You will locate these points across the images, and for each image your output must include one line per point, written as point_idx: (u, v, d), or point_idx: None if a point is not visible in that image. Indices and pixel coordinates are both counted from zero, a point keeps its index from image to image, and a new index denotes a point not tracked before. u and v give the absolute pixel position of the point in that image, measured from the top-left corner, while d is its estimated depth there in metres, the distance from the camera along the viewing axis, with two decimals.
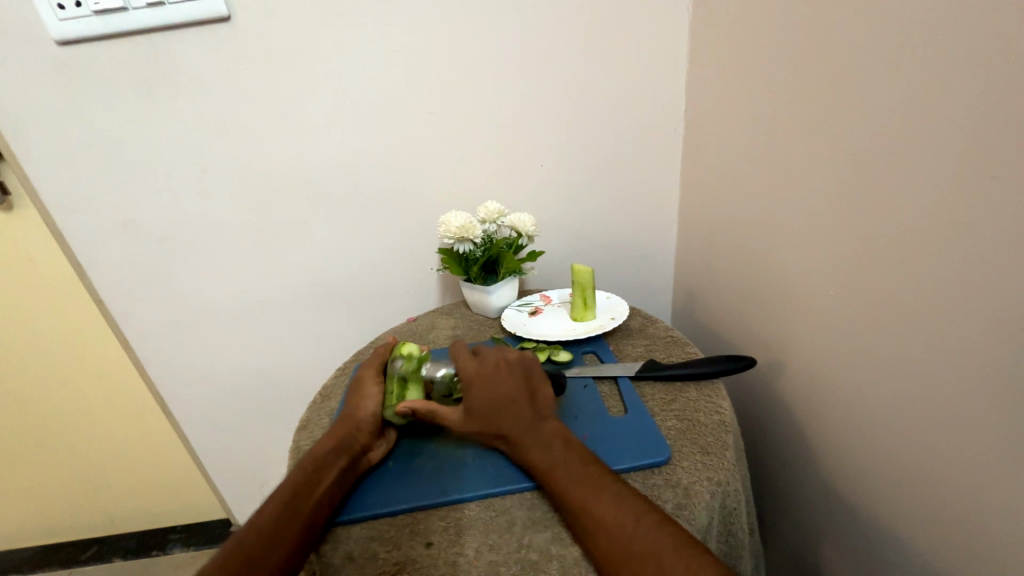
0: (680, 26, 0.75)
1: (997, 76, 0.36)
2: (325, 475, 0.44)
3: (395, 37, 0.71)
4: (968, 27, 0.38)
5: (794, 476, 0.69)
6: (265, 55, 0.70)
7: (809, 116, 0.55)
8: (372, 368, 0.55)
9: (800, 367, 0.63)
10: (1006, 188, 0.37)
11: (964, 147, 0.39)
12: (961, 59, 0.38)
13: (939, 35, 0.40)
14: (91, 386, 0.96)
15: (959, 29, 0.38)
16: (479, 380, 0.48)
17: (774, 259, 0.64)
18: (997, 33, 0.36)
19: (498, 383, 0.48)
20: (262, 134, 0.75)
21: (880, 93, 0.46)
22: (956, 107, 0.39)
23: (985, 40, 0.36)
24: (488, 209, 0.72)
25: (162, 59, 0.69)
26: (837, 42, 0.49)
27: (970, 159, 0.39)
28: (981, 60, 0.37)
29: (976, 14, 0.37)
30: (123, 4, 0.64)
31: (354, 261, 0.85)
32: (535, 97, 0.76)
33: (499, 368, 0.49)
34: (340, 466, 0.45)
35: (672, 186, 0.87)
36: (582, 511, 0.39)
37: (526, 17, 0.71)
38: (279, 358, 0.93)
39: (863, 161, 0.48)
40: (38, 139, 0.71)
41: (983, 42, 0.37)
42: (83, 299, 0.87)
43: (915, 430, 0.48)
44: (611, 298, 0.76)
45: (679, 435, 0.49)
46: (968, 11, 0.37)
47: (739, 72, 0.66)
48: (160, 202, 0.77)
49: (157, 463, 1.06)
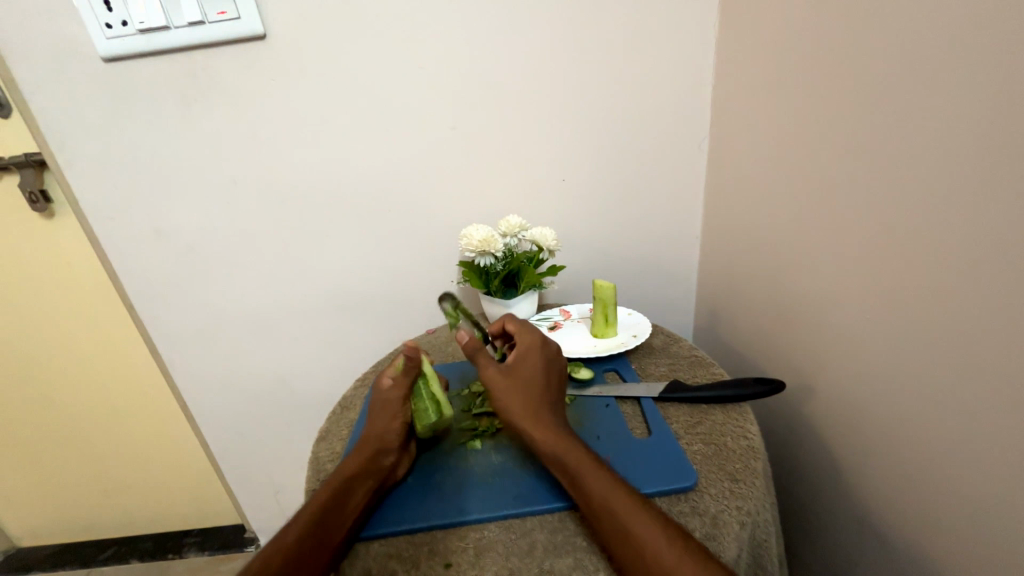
0: (706, 42, 0.74)
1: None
2: (355, 491, 0.44)
3: (422, 55, 0.72)
4: (1011, 43, 0.36)
5: (824, 506, 0.66)
6: (296, 72, 0.72)
7: (839, 132, 0.53)
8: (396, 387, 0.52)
9: (829, 392, 0.61)
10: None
11: (1007, 168, 0.37)
12: (1004, 75, 0.36)
13: (982, 51, 0.38)
14: (118, 389, 0.98)
15: (1001, 46, 0.36)
16: (534, 356, 0.52)
17: (801, 280, 0.63)
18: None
19: (540, 357, 0.52)
20: (291, 147, 0.77)
21: (916, 110, 0.44)
22: (999, 126, 0.37)
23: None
24: (509, 222, 0.72)
25: (199, 76, 0.71)
26: (868, 58, 0.48)
27: (1015, 180, 0.37)
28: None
29: (1019, 29, 0.35)
30: (165, 23, 0.66)
31: (375, 271, 0.86)
32: (558, 113, 0.77)
33: (540, 344, 0.53)
34: (368, 486, 0.44)
35: (695, 202, 0.85)
36: (595, 498, 0.40)
37: (551, 34, 0.72)
38: (299, 365, 0.94)
39: (897, 180, 0.46)
40: (81, 151, 0.75)
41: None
42: (114, 304, 0.89)
43: (954, 465, 0.45)
44: (633, 314, 0.75)
45: (705, 460, 0.48)
46: (1012, 26, 0.35)
47: (764, 87, 0.65)
48: (192, 211, 0.80)
49: (177, 466, 1.07)
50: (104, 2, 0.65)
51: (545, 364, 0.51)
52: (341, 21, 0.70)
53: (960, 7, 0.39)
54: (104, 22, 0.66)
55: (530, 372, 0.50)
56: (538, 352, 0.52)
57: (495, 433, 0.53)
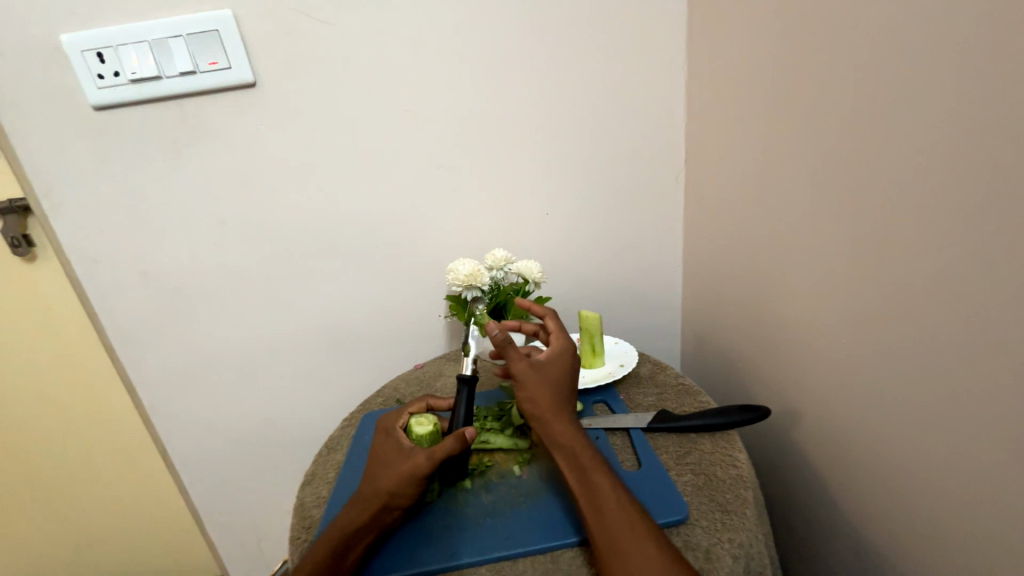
0: (677, 84, 0.79)
1: (998, 132, 0.37)
2: (354, 546, 0.44)
3: (408, 99, 0.75)
4: (960, 86, 0.39)
5: (819, 532, 0.65)
6: (284, 117, 0.74)
7: (810, 165, 0.56)
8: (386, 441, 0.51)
9: (815, 416, 0.62)
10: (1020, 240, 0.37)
11: (970, 199, 0.40)
12: (956, 115, 0.40)
13: (935, 92, 0.41)
14: (94, 436, 0.93)
15: (952, 89, 0.40)
16: (559, 363, 0.52)
17: (780, 306, 0.65)
18: (993, 92, 0.37)
19: (568, 364, 0.52)
20: (279, 188, 0.78)
21: (880, 146, 0.47)
22: (958, 161, 0.40)
23: (980, 98, 0.38)
24: (495, 255, 0.73)
25: (189, 121, 0.73)
26: (831, 99, 0.52)
27: (978, 210, 0.39)
28: (977, 117, 0.38)
29: (967, 74, 0.38)
30: (157, 74, 0.68)
31: (362, 307, 0.86)
32: (539, 151, 0.80)
33: (571, 352, 0.52)
34: (366, 543, 0.44)
35: (675, 232, 0.88)
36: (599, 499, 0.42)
37: (531, 79, 0.76)
38: (284, 405, 0.92)
39: (869, 210, 0.49)
40: (67, 195, 0.75)
41: (979, 99, 0.38)
42: (94, 347, 0.85)
43: (942, 484, 0.46)
44: (619, 343, 0.76)
45: (695, 491, 0.48)
46: (959, 72, 0.39)
47: (735, 125, 0.69)
48: (177, 252, 0.80)
49: (153, 516, 1.02)
50: (97, 54, 0.67)
51: (571, 375, 0.52)
52: (329, 69, 0.73)
53: (910, 55, 0.42)
54: (96, 73, 0.68)
55: (558, 377, 0.51)
56: (566, 358, 0.52)
57: (484, 471, 0.53)
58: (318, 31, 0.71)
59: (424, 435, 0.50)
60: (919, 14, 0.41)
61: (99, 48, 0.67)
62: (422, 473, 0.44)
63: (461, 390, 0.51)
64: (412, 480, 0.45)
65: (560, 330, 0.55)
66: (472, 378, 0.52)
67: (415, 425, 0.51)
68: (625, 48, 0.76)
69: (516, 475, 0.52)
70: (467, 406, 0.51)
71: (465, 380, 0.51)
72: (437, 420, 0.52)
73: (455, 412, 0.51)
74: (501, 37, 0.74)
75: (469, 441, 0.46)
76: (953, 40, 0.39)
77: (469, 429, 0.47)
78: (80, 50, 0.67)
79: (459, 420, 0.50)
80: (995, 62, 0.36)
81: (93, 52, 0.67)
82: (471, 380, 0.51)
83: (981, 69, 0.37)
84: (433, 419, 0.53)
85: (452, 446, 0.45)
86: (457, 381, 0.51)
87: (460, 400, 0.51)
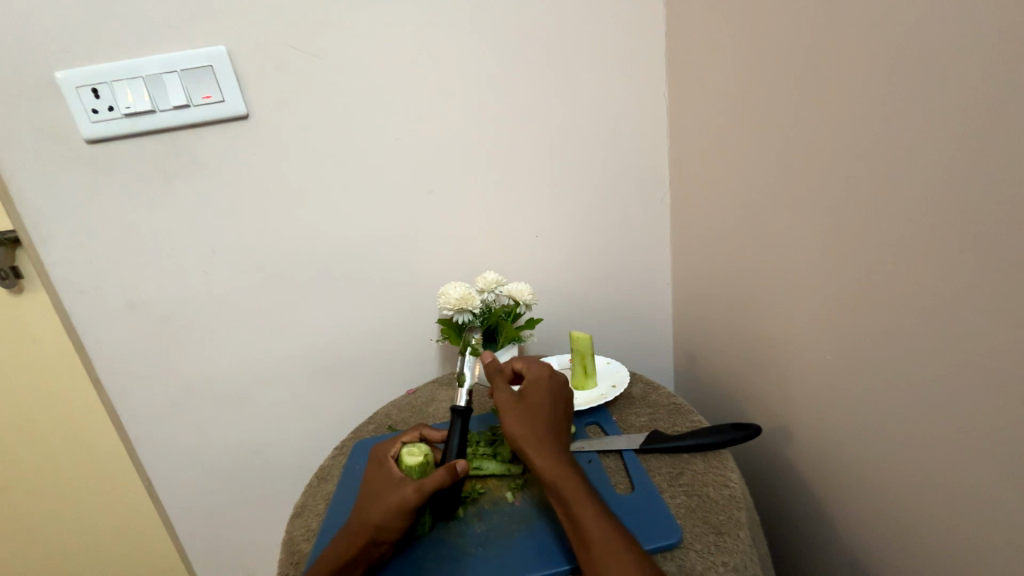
0: (659, 110, 0.82)
1: (973, 151, 0.39)
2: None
3: (398, 128, 0.77)
4: (934, 109, 0.41)
5: (816, 552, 0.65)
6: (276, 146, 0.76)
7: (793, 186, 0.58)
8: (376, 472, 0.50)
9: (808, 432, 0.62)
10: (1001, 252, 0.38)
11: (950, 214, 0.41)
12: (933, 136, 0.42)
13: (910, 115, 0.43)
14: (74, 474, 0.89)
15: (927, 112, 0.42)
16: (538, 390, 0.52)
17: (769, 323, 0.66)
18: (966, 115, 0.39)
19: (548, 390, 0.52)
20: (269, 216, 0.79)
21: (862, 166, 0.49)
22: (937, 179, 0.42)
23: (953, 120, 0.40)
24: (486, 278, 0.74)
25: (182, 153, 0.74)
26: (812, 122, 0.54)
27: (958, 224, 0.41)
28: (953, 137, 0.40)
29: (940, 98, 0.41)
30: (151, 107, 0.70)
31: (353, 332, 0.86)
32: (527, 176, 0.82)
33: (548, 379, 0.53)
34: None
35: (663, 252, 0.90)
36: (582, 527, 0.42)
37: (518, 107, 0.79)
38: (273, 434, 0.90)
39: (854, 226, 0.51)
40: (57, 227, 0.75)
41: (952, 120, 0.40)
42: (79, 381, 0.82)
43: (934, 497, 0.47)
44: (611, 363, 0.76)
45: (689, 513, 0.47)
46: (931, 96, 0.41)
47: (718, 149, 0.72)
48: (167, 281, 0.80)
49: (135, 557, 0.97)
50: (92, 89, 0.69)
51: (555, 400, 0.52)
52: (320, 101, 0.75)
53: (885, 81, 0.45)
54: (91, 108, 0.70)
55: (540, 400, 0.51)
56: (545, 385, 0.53)
57: (476, 498, 0.53)
58: (311, 65, 0.73)
59: (414, 465, 0.49)
60: (890, 44, 0.44)
61: (95, 83, 0.68)
62: (409, 507, 0.44)
63: (455, 423, 0.50)
64: (401, 514, 0.44)
65: (539, 361, 0.56)
66: (465, 409, 0.51)
67: (406, 455, 0.51)
68: (608, 77, 0.79)
69: (509, 502, 0.52)
70: (460, 437, 0.50)
71: (458, 413, 0.50)
72: (428, 451, 0.51)
73: (449, 443, 0.50)
74: (488, 69, 0.77)
75: (460, 473, 0.46)
76: (924, 68, 0.42)
77: (460, 461, 0.46)
78: (76, 86, 0.68)
79: (452, 452, 0.50)
80: (962, 89, 0.39)
81: (89, 88, 0.68)
82: (464, 413, 0.50)
83: (953, 93, 0.40)
84: (425, 449, 0.52)
85: (442, 478, 0.45)
86: (450, 414, 0.50)
87: (453, 432, 0.51)
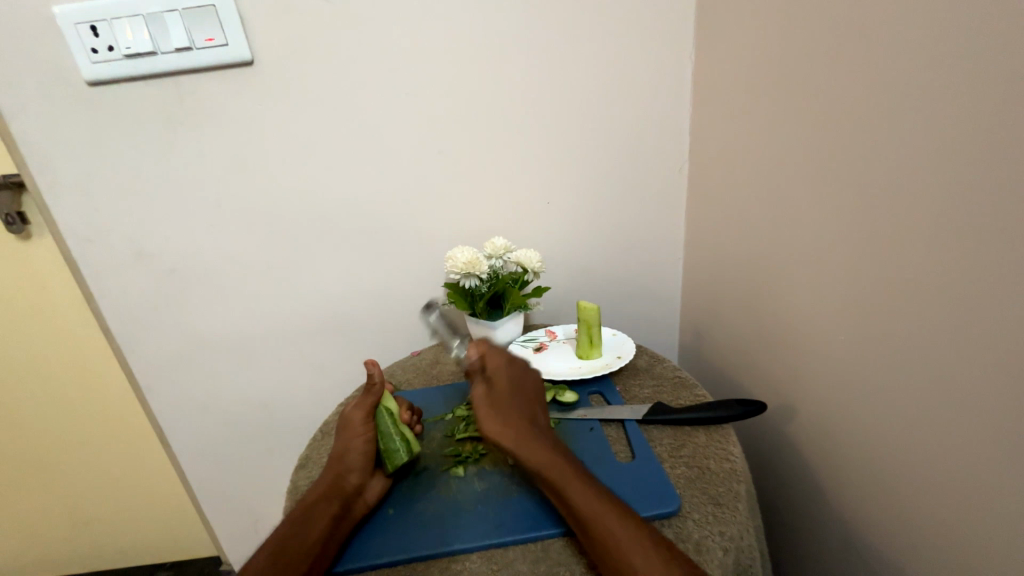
0: (683, 71, 0.77)
1: (1008, 128, 0.35)
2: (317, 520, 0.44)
3: (409, 80, 0.74)
4: (964, 79, 0.38)
5: (808, 526, 0.66)
6: (282, 96, 0.73)
7: (811, 160, 0.55)
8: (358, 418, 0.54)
9: (809, 413, 0.62)
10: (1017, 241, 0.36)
11: (969, 197, 0.38)
12: (965, 109, 0.38)
13: (937, 86, 0.40)
14: (88, 418, 0.92)
15: (953, 84, 0.38)
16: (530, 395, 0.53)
17: (779, 303, 0.64)
18: (996, 90, 0.36)
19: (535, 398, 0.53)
20: (275, 171, 0.77)
21: (884, 140, 0.45)
22: (958, 157, 0.39)
23: (983, 93, 0.36)
24: (494, 244, 0.72)
25: (185, 99, 0.71)
26: (838, 87, 0.50)
27: (975, 209, 0.38)
28: (981, 110, 0.37)
29: (974, 66, 0.37)
30: (152, 49, 0.67)
31: (359, 292, 0.86)
32: (544, 137, 0.79)
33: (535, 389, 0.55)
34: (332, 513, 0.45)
35: (677, 224, 0.87)
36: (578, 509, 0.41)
37: (535, 63, 0.74)
38: (280, 390, 0.92)
39: (870, 205, 0.48)
40: (63, 173, 0.74)
41: (991, 91, 0.36)
42: (86, 323, 0.85)
43: (928, 483, 0.47)
44: (617, 334, 0.75)
45: (687, 484, 0.48)
46: (964, 64, 0.38)
47: (737, 115, 0.68)
48: (175, 233, 0.79)
49: (151, 499, 1.01)
50: (90, 28, 0.66)
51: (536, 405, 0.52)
52: (329, 49, 0.71)
53: (917, 45, 0.41)
54: (90, 47, 0.67)
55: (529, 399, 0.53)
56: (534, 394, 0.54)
57: (479, 458, 0.53)
58: (318, 8, 0.69)
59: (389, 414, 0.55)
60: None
61: (92, 21, 0.65)
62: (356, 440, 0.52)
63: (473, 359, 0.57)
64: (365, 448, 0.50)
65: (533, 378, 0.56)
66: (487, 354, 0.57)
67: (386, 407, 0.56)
68: (633, 35, 0.74)
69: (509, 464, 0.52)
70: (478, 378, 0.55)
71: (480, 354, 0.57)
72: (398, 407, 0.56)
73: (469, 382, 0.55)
74: (506, 21, 0.72)
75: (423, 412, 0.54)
76: (958, 33, 0.38)
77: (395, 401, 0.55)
78: (73, 23, 0.65)
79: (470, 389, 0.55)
80: (993, 60, 0.35)
81: (87, 26, 0.65)
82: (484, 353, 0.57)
83: (989, 60, 0.36)
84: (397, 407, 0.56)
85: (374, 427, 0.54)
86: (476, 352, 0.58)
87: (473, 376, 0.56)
